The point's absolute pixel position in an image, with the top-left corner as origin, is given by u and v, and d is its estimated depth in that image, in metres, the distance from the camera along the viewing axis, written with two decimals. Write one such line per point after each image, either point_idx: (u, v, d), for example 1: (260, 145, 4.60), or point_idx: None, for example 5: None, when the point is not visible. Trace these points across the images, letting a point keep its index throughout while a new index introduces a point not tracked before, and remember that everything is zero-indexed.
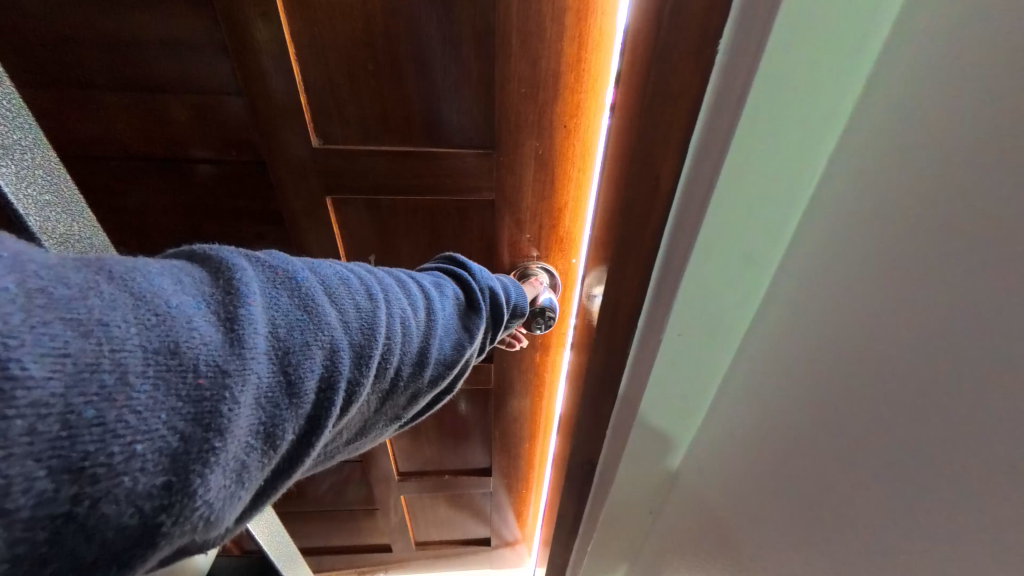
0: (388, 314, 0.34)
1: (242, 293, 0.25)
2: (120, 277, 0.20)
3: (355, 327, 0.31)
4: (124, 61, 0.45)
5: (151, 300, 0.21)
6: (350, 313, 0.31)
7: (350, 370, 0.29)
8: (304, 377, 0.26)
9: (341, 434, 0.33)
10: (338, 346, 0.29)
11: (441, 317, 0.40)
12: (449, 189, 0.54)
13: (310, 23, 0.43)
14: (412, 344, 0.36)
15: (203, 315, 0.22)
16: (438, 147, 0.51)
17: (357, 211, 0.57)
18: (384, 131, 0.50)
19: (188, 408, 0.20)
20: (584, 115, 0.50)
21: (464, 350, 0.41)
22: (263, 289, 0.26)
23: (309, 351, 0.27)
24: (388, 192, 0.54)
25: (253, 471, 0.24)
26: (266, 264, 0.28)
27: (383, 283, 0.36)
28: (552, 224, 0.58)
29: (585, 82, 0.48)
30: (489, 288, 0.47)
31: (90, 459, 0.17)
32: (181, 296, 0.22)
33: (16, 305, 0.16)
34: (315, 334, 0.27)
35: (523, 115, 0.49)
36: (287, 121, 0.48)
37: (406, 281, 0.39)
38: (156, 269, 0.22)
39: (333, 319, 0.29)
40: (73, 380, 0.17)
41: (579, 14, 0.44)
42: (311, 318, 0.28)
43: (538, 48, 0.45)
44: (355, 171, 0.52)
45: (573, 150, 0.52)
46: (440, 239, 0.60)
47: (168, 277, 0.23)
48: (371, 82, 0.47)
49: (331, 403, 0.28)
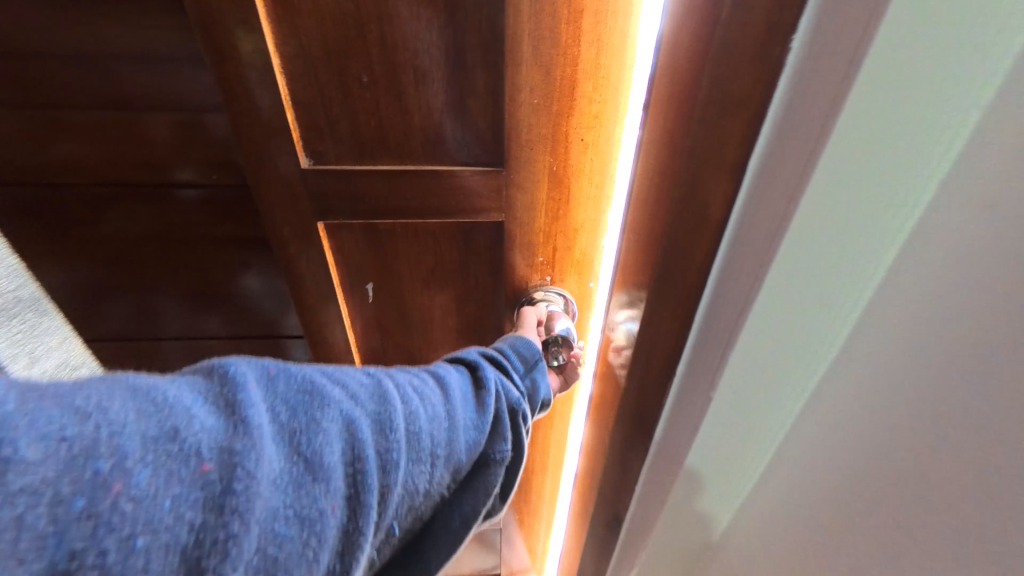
0: (399, 383, 0.34)
1: (241, 378, 0.26)
2: (115, 377, 0.23)
3: (367, 398, 0.31)
4: (96, 79, 0.41)
5: (148, 391, 0.23)
6: (357, 386, 0.31)
7: (373, 440, 0.29)
8: (324, 451, 0.27)
9: (393, 527, 0.31)
10: (355, 417, 0.29)
11: (460, 387, 0.38)
12: (454, 211, 0.49)
13: (296, 32, 0.39)
14: (435, 408, 0.35)
15: (202, 404, 0.24)
16: (439, 163, 0.46)
17: (353, 235, 0.51)
18: (382, 148, 0.45)
19: (196, 493, 0.22)
20: (602, 127, 0.45)
21: (488, 417, 0.38)
22: (262, 378, 0.27)
23: (318, 426, 0.27)
24: (386, 213, 0.49)
25: (283, 564, 0.24)
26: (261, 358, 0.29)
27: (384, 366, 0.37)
28: (567, 246, 0.52)
29: (603, 90, 0.42)
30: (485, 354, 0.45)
31: (80, 557, 0.18)
32: (181, 390, 0.24)
33: (12, 397, 0.19)
34: (323, 408, 0.28)
35: (534, 128, 0.44)
36: (274, 138, 0.43)
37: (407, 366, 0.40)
38: (153, 375, 0.25)
39: (340, 392, 0.30)
40: (65, 466, 0.19)
41: (598, 15, 0.39)
42: (315, 396, 0.28)
43: (552, 54, 0.40)
44: (350, 193, 0.47)
45: (589, 167, 0.47)
46: (445, 263, 0.55)
47: (166, 379, 0.25)
48: (366, 96, 0.42)
49: (366, 476, 0.28)
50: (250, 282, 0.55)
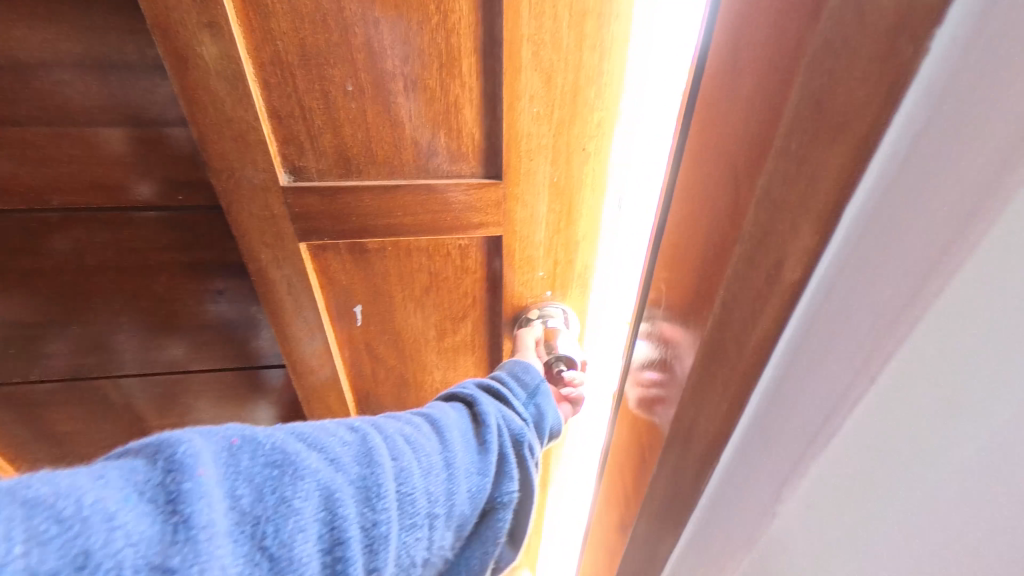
0: (385, 437, 0.32)
1: (190, 464, 0.23)
2: (17, 488, 0.19)
3: (346, 464, 0.29)
4: (36, 90, 0.36)
5: (55, 506, 0.19)
6: (335, 451, 0.29)
7: (355, 515, 0.27)
8: (293, 543, 0.25)
9: None
10: (333, 491, 0.27)
11: (458, 427, 0.37)
12: (449, 227, 0.46)
13: (272, 37, 0.35)
14: (430, 458, 0.33)
15: (134, 507, 0.21)
16: (432, 176, 0.43)
17: (339, 255, 0.47)
18: (369, 162, 0.42)
19: None
20: (606, 134, 0.42)
21: (492, 456, 0.36)
22: (220, 459, 0.25)
23: (285, 510, 0.25)
24: (375, 231, 0.45)
25: None
26: (222, 431, 0.26)
27: (372, 417, 0.35)
28: (569, 260, 0.50)
29: (607, 97, 0.40)
30: (484, 385, 0.43)
31: None
32: (105, 491, 0.21)
33: None
34: (292, 488, 0.26)
35: (535, 138, 0.41)
36: (247, 154, 0.38)
37: (398, 411, 0.37)
38: (76, 471, 0.21)
39: (313, 464, 0.27)
40: None
41: (602, 18, 0.36)
42: (283, 473, 0.26)
43: (552, 60, 0.38)
44: (336, 212, 0.43)
45: (592, 176, 0.44)
46: (440, 282, 0.51)
47: (92, 475, 0.21)
48: (352, 106, 0.39)
49: (346, 562, 0.26)
50: (223, 310, 0.50)
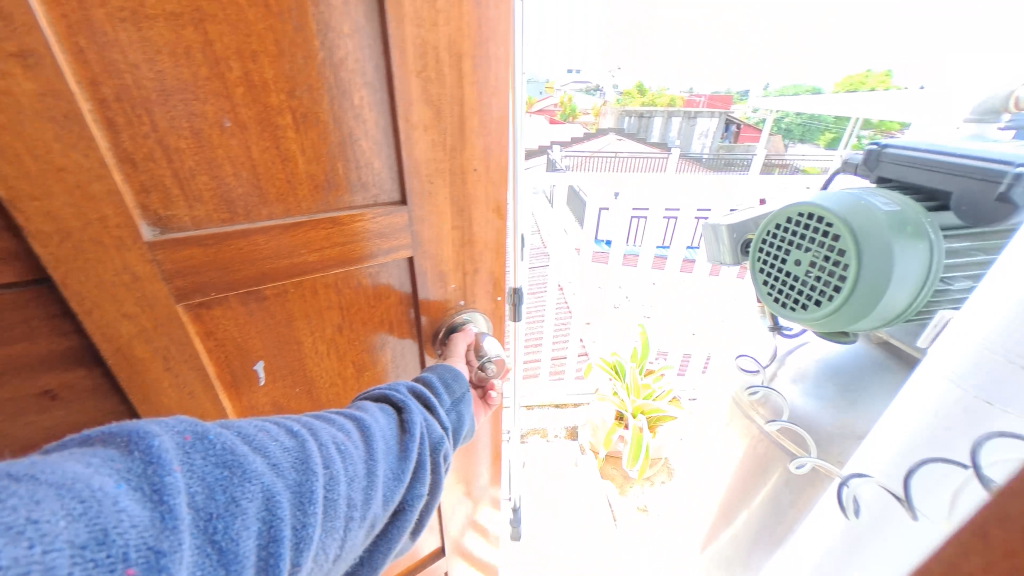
0: (320, 445, 0.31)
1: (164, 461, 0.23)
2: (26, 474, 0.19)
3: (286, 468, 0.29)
4: None
5: (73, 486, 0.19)
6: (277, 454, 0.29)
7: (291, 515, 0.28)
8: (239, 540, 0.25)
9: None
10: (275, 493, 0.27)
11: (381, 435, 0.37)
12: (358, 258, 0.46)
13: (116, 67, 0.29)
14: (356, 466, 0.33)
15: (128, 493, 0.21)
16: (335, 211, 0.42)
17: (229, 309, 0.41)
18: (259, 202, 0.38)
19: None
20: (491, 154, 0.48)
21: (409, 464, 0.38)
22: (181, 457, 0.24)
23: (237, 508, 0.25)
24: (273, 274, 0.41)
25: None
26: (181, 425, 0.26)
27: (305, 419, 0.33)
28: (475, 269, 0.55)
29: (488, 124, 0.46)
30: (410, 388, 0.44)
31: None
32: (101, 477, 0.21)
33: None
34: (242, 488, 0.26)
35: (432, 165, 0.45)
36: (91, 211, 0.31)
37: (329, 413, 0.37)
38: (57, 461, 0.21)
39: (259, 465, 0.27)
40: None
41: (475, 61, 0.42)
42: (235, 472, 0.26)
43: (439, 95, 0.42)
44: (226, 259, 0.38)
45: (484, 191, 0.50)
46: (354, 314, 0.49)
47: (74, 464, 0.21)
48: (232, 142, 0.35)
49: (279, 559, 0.26)
50: (51, 416, 0.37)
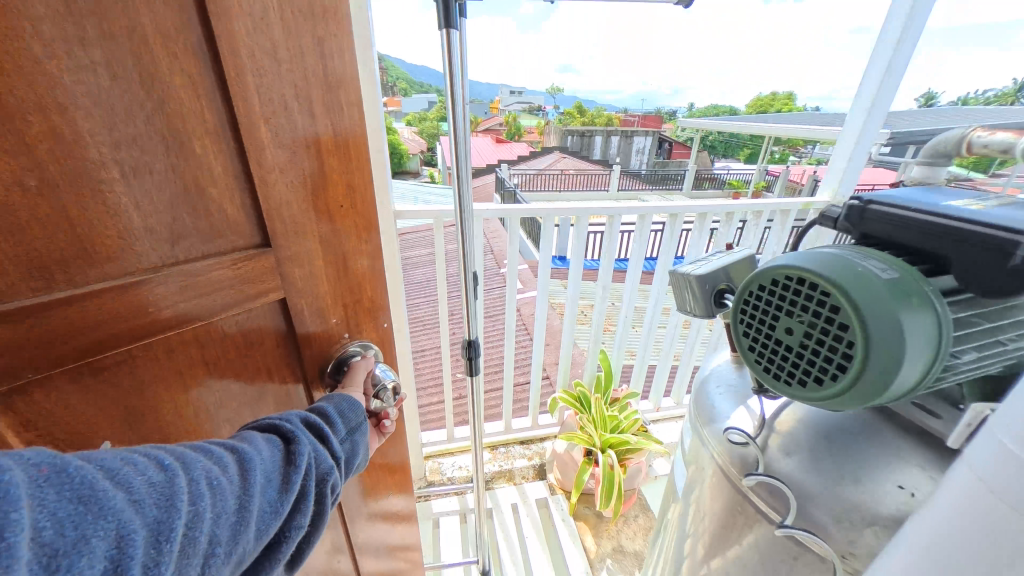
0: (191, 481, 0.30)
1: (10, 496, 0.21)
2: None
3: (149, 505, 0.27)
4: None
5: None
6: (143, 489, 0.27)
7: (144, 556, 0.25)
8: None
9: None
10: (130, 532, 0.25)
11: (262, 468, 0.36)
12: (222, 306, 0.43)
13: None
14: (228, 502, 0.32)
15: None
16: (187, 262, 0.39)
17: (53, 392, 0.35)
18: (83, 264, 0.34)
19: None
20: (353, 189, 0.51)
21: (290, 494, 0.38)
22: (31, 490, 0.22)
23: (83, 547, 0.23)
24: (112, 340, 0.36)
25: None
26: (36, 458, 0.24)
27: (180, 451, 0.32)
28: (355, 301, 0.56)
29: (346, 162, 0.49)
30: (302, 417, 0.44)
31: None
32: None
33: None
34: (94, 526, 0.24)
35: (292, 205, 0.46)
36: None
37: (209, 443, 0.35)
38: None
39: (122, 501, 0.25)
40: None
41: (322, 107, 0.45)
42: (89, 508, 0.24)
43: (289, 139, 0.43)
44: (48, 332, 0.33)
45: (351, 225, 0.52)
46: (225, 368, 0.46)
47: None
48: (39, 202, 0.31)
49: None
50: None
